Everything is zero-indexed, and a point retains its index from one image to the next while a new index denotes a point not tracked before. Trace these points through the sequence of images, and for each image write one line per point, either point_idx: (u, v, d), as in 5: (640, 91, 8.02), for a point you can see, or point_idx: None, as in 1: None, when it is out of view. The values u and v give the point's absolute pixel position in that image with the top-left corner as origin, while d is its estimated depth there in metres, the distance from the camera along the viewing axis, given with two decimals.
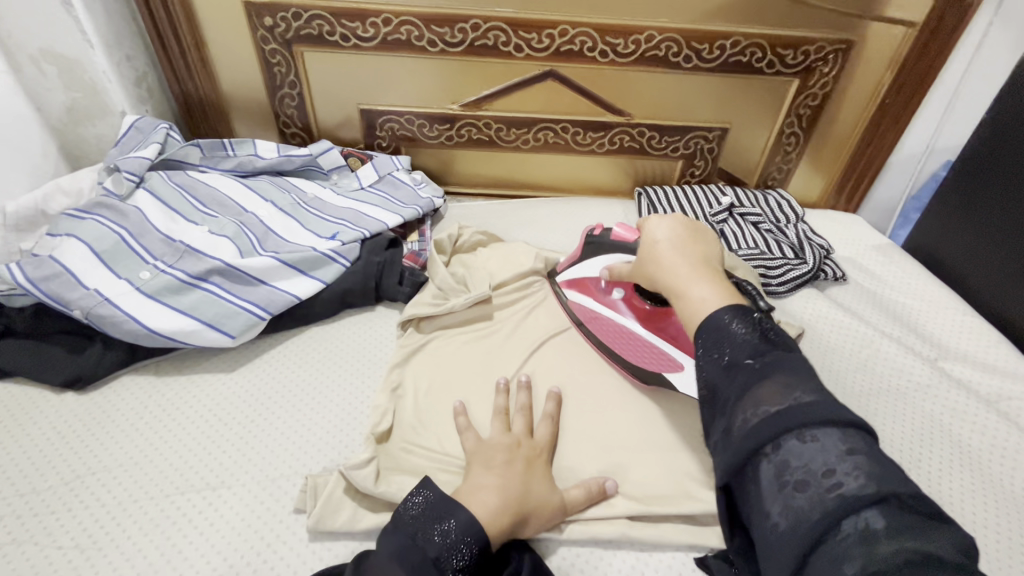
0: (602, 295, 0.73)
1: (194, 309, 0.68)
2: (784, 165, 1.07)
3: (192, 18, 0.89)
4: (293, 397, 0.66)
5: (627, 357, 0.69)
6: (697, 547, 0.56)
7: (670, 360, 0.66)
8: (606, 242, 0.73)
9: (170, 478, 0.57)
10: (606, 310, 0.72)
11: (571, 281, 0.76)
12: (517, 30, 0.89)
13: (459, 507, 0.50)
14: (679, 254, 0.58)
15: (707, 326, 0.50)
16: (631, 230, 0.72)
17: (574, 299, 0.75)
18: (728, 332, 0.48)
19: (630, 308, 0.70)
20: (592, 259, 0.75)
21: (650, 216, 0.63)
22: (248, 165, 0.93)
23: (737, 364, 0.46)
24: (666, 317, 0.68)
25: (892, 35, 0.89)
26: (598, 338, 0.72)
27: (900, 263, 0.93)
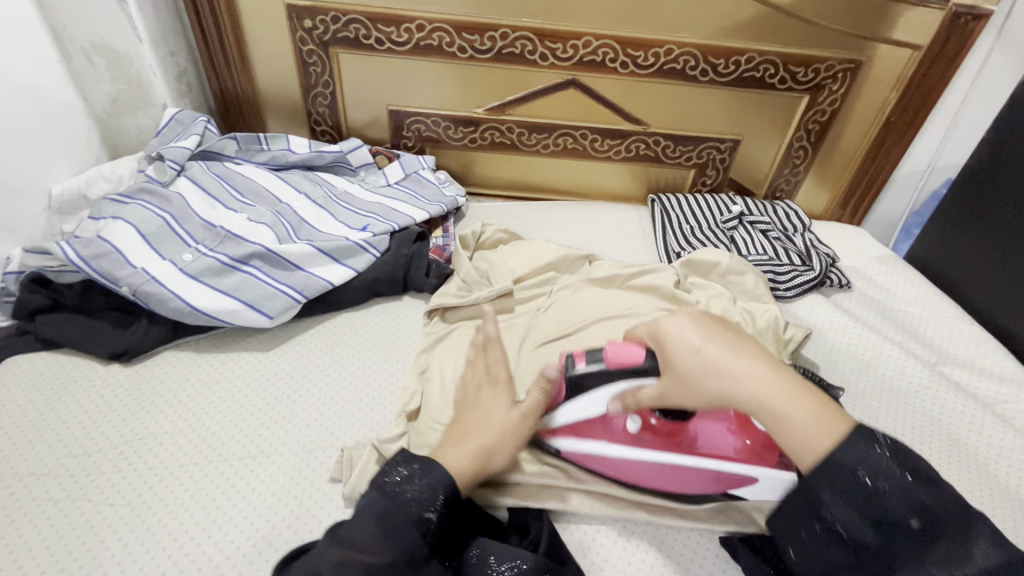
0: (613, 436, 0.59)
1: (235, 290, 0.71)
2: (793, 177, 1.11)
3: (235, 18, 0.94)
4: (326, 377, 0.70)
5: (681, 487, 0.59)
6: (717, 528, 0.59)
7: (737, 476, 0.57)
8: (600, 372, 0.55)
9: (213, 446, 0.61)
10: (627, 451, 0.58)
11: (556, 429, 0.60)
12: (543, 40, 0.94)
13: (433, 463, 0.52)
14: (746, 362, 0.49)
15: (830, 461, 0.44)
16: (625, 346, 0.56)
17: (580, 451, 0.60)
18: (861, 475, 0.44)
19: (652, 438, 0.58)
20: (587, 398, 0.58)
21: (667, 319, 0.54)
22: (282, 159, 0.97)
23: (900, 524, 0.43)
24: (690, 431, 0.59)
25: (898, 56, 0.94)
26: (631, 477, 0.59)
27: (902, 274, 0.98)
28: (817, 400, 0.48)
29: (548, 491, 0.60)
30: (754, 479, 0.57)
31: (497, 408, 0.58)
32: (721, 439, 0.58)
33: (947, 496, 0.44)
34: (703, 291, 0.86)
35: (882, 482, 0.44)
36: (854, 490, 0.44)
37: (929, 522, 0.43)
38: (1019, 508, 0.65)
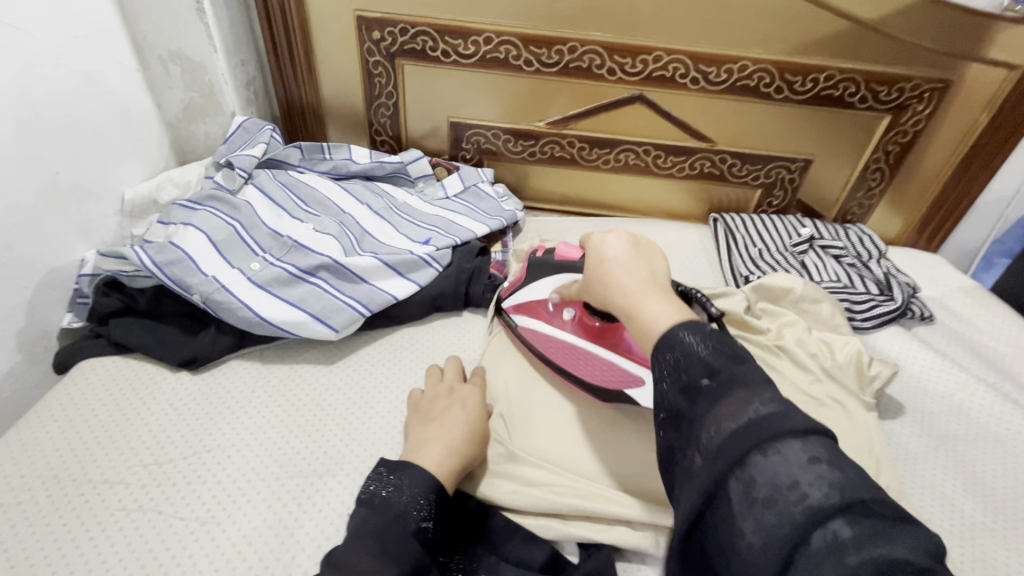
0: (550, 317, 0.71)
1: (303, 301, 0.71)
2: (866, 200, 1.06)
3: (305, 29, 0.95)
4: (389, 392, 0.68)
5: (578, 372, 0.67)
6: None
7: (633, 376, 0.64)
8: (550, 262, 0.73)
9: (280, 462, 0.60)
10: (556, 331, 0.70)
11: (518, 304, 0.74)
12: (612, 54, 0.91)
13: (412, 466, 0.53)
14: (628, 272, 0.51)
15: (668, 343, 0.44)
16: (575, 248, 0.72)
17: (523, 324, 0.73)
18: (689, 351, 0.42)
19: (579, 327, 0.69)
20: (536, 282, 0.73)
21: (592, 232, 0.57)
22: (343, 168, 0.97)
23: (695, 385, 0.40)
24: (616, 335, 0.67)
25: (993, 76, 0.88)
26: (552, 359, 0.69)
27: (989, 306, 0.91)
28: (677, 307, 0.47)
29: (621, 527, 0.56)
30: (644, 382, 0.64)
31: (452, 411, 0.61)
32: (640, 347, 0.66)
33: (751, 373, 0.40)
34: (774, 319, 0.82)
35: (701, 358, 0.41)
36: (678, 364, 0.42)
37: (721, 380, 0.39)
38: None
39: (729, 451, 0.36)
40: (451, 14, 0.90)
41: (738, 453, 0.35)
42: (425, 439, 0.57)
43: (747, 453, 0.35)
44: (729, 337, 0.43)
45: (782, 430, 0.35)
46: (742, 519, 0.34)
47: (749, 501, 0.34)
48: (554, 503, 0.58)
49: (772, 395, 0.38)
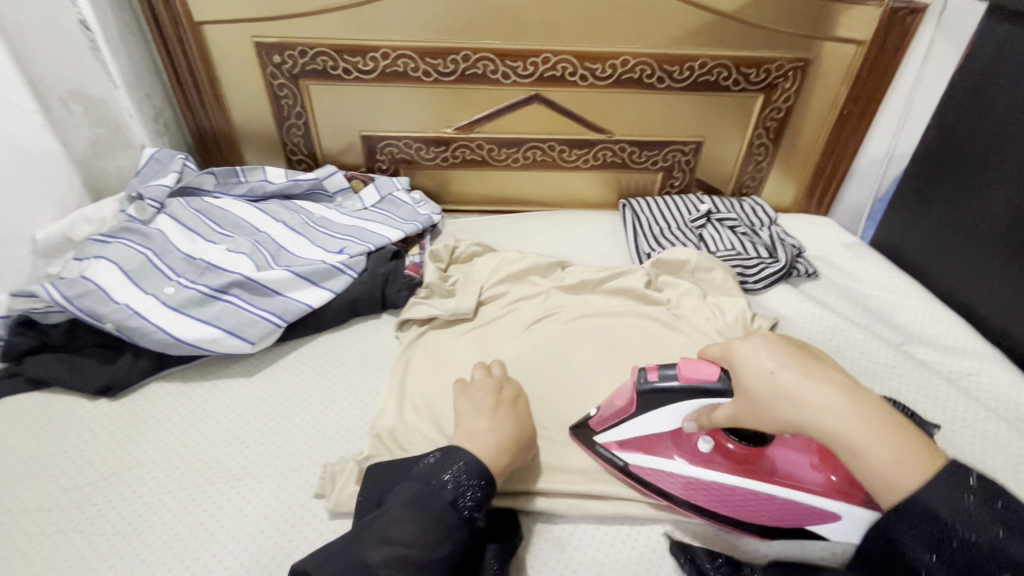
0: (681, 453, 0.60)
1: (216, 319, 0.74)
2: (757, 173, 1.15)
3: (207, 59, 0.98)
4: (309, 397, 0.71)
5: (749, 517, 0.58)
6: (680, 520, 0.61)
7: (818, 511, 0.56)
8: (676, 390, 0.56)
9: (200, 472, 0.62)
10: (697, 470, 0.59)
11: (625, 442, 0.62)
12: (504, 60, 0.97)
13: (464, 451, 0.56)
14: (821, 388, 0.48)
15: (933, 499, 0.42)
16: (703, 364, 0.55)
17: (640, 464, 0.61)
18: (946, 516, 0.42)
19: (723, 459, 0.59)
20: (650, 413, 0.59)
21: (739, 344, 0.54)
22: (259, 190, 0.99)
23: (976, 550, 0.41)
24: (768, 456, 0.59)
25: (843, 52, 0.98)
26: (705, 501, 0.59)
27: (866, 258, 1.01)
28: (899, 433, 0.45)
29: (526, 495, 0.62)
30: (838, 516, 0.55)
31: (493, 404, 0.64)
32: (800, 467, 0.58)
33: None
34: (673, 290, 0.89)
35: (983, 539, 0.41)
36: (952, 527, 0.41)
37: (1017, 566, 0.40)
38: (986, 478, 0.67)
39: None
40: (346, 33, 0.95)
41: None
42: (476, 429, 0.60)
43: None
44: (995, 489, 0.42)
45: None
46: None
47: None
48: None
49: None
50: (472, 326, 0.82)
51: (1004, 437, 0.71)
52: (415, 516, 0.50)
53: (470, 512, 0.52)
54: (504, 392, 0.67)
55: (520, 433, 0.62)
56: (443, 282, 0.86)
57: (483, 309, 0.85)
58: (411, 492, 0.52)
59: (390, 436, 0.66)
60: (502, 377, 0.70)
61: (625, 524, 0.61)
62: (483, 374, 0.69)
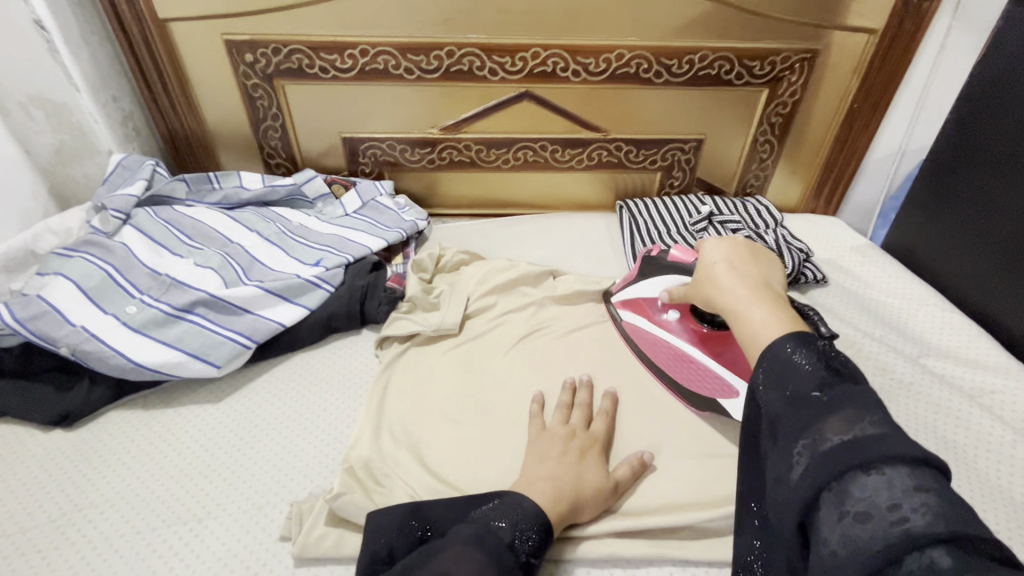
0: (654, 316, 0.74)
1: (179, 341, 0.69)
2: (761, 172, 1.09)
3: (175, 57, 0.92)
4: (280, 423, 0.67)
5: (675, 377, 0.69)
6: (679, 563, 0.56)
7: (725, 385, 0.65)
8: (665, 264, 0.75)
9: (158, 511, 0.58)
10: (659, 329, 0.73)
11: (627, 300, 0.78)
12: (491, 55, 0.91)
13: (527, 498, 0.51)
14: (738, 277, 0.51)
15: (771, 350, 0.42)
16: (689, 252, 0.74)
17: (629, 318, 0.77)
18: (786, 364, 0.41)
19: (689, 331, 0.71)
20: (647, 279, 0.76)
21: (705, 238, 0.58)
22: (234, 198, 0.94)
23: (807, 398, 0.38)
24: (726, 344, 0.68)
25: (854, 42, 0.92)
26: (652, 356, 0.72)
27: (878, 262, 0.95)
28: (789, 315, 0.46)
29: None
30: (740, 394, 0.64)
31: (556, 447, 0.58)
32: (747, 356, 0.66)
33: (864, 391, 0.37)
34: None
35: (819, 389, 0.38)
36: (787, 374, 0.40)
37: (833, 393, 0.37)
38: (1014, 509, 0.61)
39: (818, 471, 0.35)
40: (323, 29, 0.89)
41: (840, 465, 0.34)
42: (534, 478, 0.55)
43: (849, 471, 0.33)
44: (840, 353, 0.41)
45: (889, 454, 0.33)
46: (827, 530, 0.33)
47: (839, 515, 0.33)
48: None
49: (884, 416, 0.35)
50: (457, 343, 0.77)
51: None
52: (476, 551, 0.44)
53: (527, 558, 0.47)
54: (577, 438, 0.60)
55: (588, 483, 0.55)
56: (427, 295, 0.80)
57: (470, 324, 0.80)
58: (470, 527, 0.47)
59: (364, 470, 0.60)
60: (582, 423, 0.63)
61: (619, 567, 0.56)
62: (563, 415, 0.63)
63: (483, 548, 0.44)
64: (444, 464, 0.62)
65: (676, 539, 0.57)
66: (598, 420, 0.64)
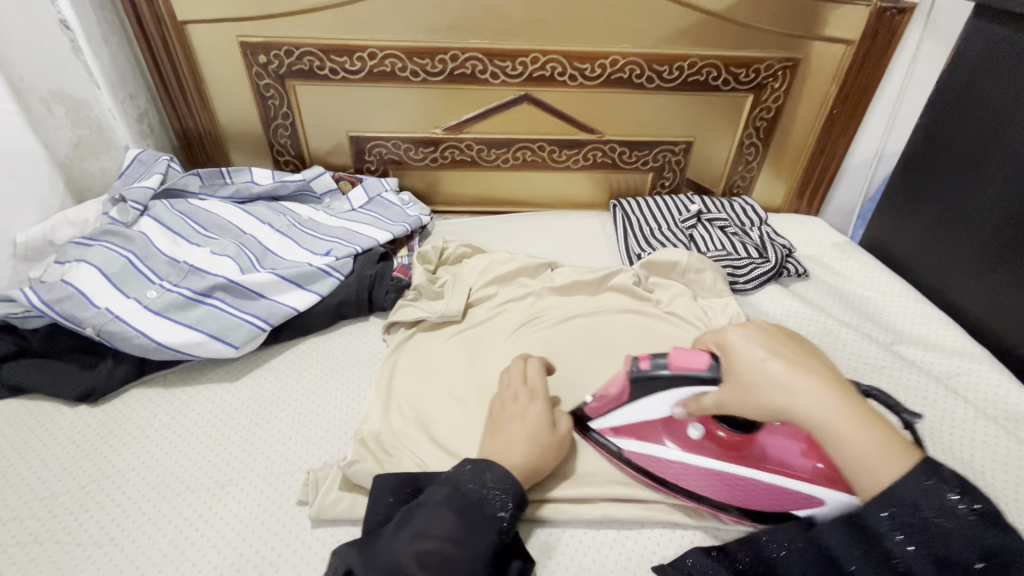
0: (671, 441, 0.60)
1: (199, 323, 0.73)
2: (747, 173, 1.15)
3: (191, 58, 0.96)
4: (294, 401, 0.70)
5: (728, 501, 0.58)
6: (668, 523, 0.60)
7: (792, 493, 0.56)
8: (664, 376, 0.55)
9: (182, 479, 0.61)
10: (685, 456, 0.59)
11: (618, 427, 0.62)
12: (492, 59, 0.97)
13: (493, 462, 0.55)
14: (806, 382, 0.47)
15: (909, 489, 0.43)
16: (693, 353, 0.53)
17: (632, 449, 0.62)
18: (931, 516, 0.43)
19: (713, 445, 0.59)
20: (643, 400, 0.58)
21: (733, 334, 0.52)
22: (246, 191, 0.98)
23: (963, 564, 0.42)
24: (757, 443, 0.58)
25: (832, 52, 0.98)
26: (687, 486, 0.59)
27: (856, 258, 1.01)
28: (882, 430, 0.45)
29: None
30: (816, 499, 0.55)
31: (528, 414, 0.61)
32: (788, 456, 0.57)
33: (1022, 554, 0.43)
34: (664, 290, 0.89)
35: (983, 562, 0.42)
36: (929, 525, 0.43)
37: (993, 561, 0.42)
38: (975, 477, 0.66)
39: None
40: (334, 33, 0.94)
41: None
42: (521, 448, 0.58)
43: None
44: (965, 480, 0.44)
45: None
46: None
47: None
48: None
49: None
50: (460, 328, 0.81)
51: (991, 436, 0.71)
52: (446, 516, 0.49)
53: (502, 516, 0.52)
54: (522, 401, 0.63)
55: (547, 447, 0.59)
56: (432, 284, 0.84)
57: (472, 311, 0.85)
58: (438, 492, 0.52)
59: (375, 442, 0.65)
60: (524, 384, 0.65)
61: (612, 528, 0.60)
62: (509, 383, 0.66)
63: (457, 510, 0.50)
64: (450, 438, 0.66)
65: (666, 504, 0.61)
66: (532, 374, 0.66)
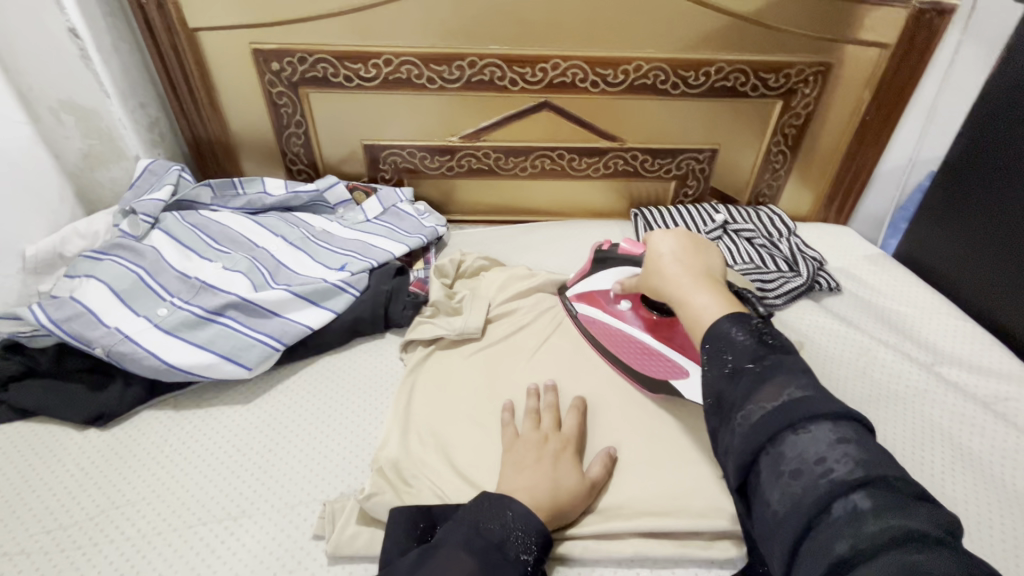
0: (609, 307, 0.75)
1: (210, 343, 0.70)
2: (774, 181, 1.10)
3: (202, 65, 0.94)
4: (308, 424, 0.68)
5: (628, 363, 0.72)
6: (704, 561, 0.57)
7: (677, 367, 0.68)
8: (615, 257, 0.77)
9: (193, 509, 0.59)
10: (613, 320, 0.74)
11: (581, 293, 0.79)
12: (512, 66, 0.94)
13: (509, 497, 0.53)
14: (680, 266, 0.57)
15: (713, 326, 0.49)
16: (637, 246, 0.76)
17: (584, 311, 0.78)
18: (727, 343, 0.47)
19: (640, 319, 0.72)
20: (598, 274, 0.78)
21: (652, 233, 0.62)
22: (258, 203, 0.96)
23: (740, 369, 0.45)
24: (675, 328, 0.70)
25: (867, 56, 0.94)
26: (608, 344, 0.74)
27: (890, 271, 0.96)
28: (725, 298, 0.52)
29: None
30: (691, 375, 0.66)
31: (547, 459, 0.59)
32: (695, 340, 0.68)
33: (793, 361, 0.44)
34: None
35: (753, 361, 0.45)
36: (721, 352, 0.47)
37: (763, 364, 0.44)
38: None
39: (755, 438, 0.41)
40: (348, 39, 0.91)
41: (773, 428, 0.40)
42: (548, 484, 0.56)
43: (783, 431, 0.40)
44: (771, 329, 0.48)
45: (816, 412, 0.40)
46: (769, 490, 0.39)
47: (776, 473, 0.39)
48: None
49: (808, 382, 0.42)
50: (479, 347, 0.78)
51: None
52: (466, 559, 0.47)
53: (523, 561, 0.49)
54: (550, 443, 0.61)
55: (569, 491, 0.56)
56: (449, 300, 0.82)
57: (492, 328, 0.82)
58: (457, 532, 0.50)
59: (394, 471, 0.62)
60: (553, 425, 0.64)
61: (645, 567, 0.57)
62: (534, 422, 0.64)
63: (476, 553, 0.48)
64: (473, 466, 0.63)
65: (702, 541, 0.58)
66: (569, 416, 0.65)
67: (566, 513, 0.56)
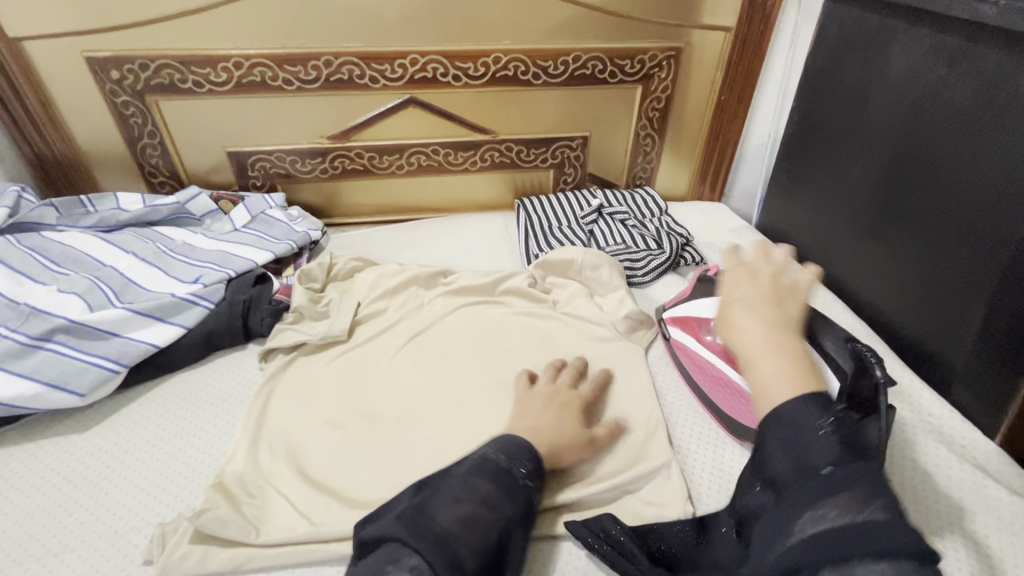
0: (701, 333, 0.71)
1: (35, 372, 0.65)
2: (647, 164, 1.14)
3: (33, 77, 0.88)
4: (150, 448, 0.65)
5: (710, 396, 0.68)
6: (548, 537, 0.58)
7: (759, 410, 0.62)
8: None
9: (8, 551, 0.55)
10: (704, 349, 0.70)
11: (676, 316, 0.77)
12: (369, 63, 0.92)
13: (514, 437, 0.56)
14: (749, 318, 0.50)
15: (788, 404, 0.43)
16: None
17: (676, 335, 0.75)
18: (789, 422, 0.43)
19: (731, 353, 0.68)
20: (700, 299, 0.73)
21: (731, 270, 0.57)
22: (111, 220, 0.90)
23: (815, 472, 0.40)
24: None
25: (713, 40, 0.99)
26: (693, 375, 0.71)
27: (752, 242, 1.02)
28: (803, 369, 0.45)
29: None
30: None
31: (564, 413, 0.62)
32: None
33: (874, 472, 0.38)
34: (561, 291, 0.87)
35: (803, 434, 0.42)
36: (792, 441, 0.42)
37: (846, 473, 0.38)
38: None
39: (807, 548, 0.36)
40: (191, 43, 0.88)
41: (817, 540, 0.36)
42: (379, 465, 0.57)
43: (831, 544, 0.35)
44: (851, 420, 0.42)
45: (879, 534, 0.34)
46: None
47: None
48: (311, 516, 0.57)
49: (885, 503, 0.36)
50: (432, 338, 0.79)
51: None
52: (482, 483, 0.50)
53: (526, 481, 0.52)
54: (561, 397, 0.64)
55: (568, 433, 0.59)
56: (314, 302, 0.80)
57: (360, 329, 0.81)
58: (468, 465, 0.52)
59: (237, 484, 0.60)
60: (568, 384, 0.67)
61: None
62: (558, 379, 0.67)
63: (491, 478, 0.50)
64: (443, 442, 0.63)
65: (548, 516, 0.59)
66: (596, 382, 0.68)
67: (562, 455, 0.57)
